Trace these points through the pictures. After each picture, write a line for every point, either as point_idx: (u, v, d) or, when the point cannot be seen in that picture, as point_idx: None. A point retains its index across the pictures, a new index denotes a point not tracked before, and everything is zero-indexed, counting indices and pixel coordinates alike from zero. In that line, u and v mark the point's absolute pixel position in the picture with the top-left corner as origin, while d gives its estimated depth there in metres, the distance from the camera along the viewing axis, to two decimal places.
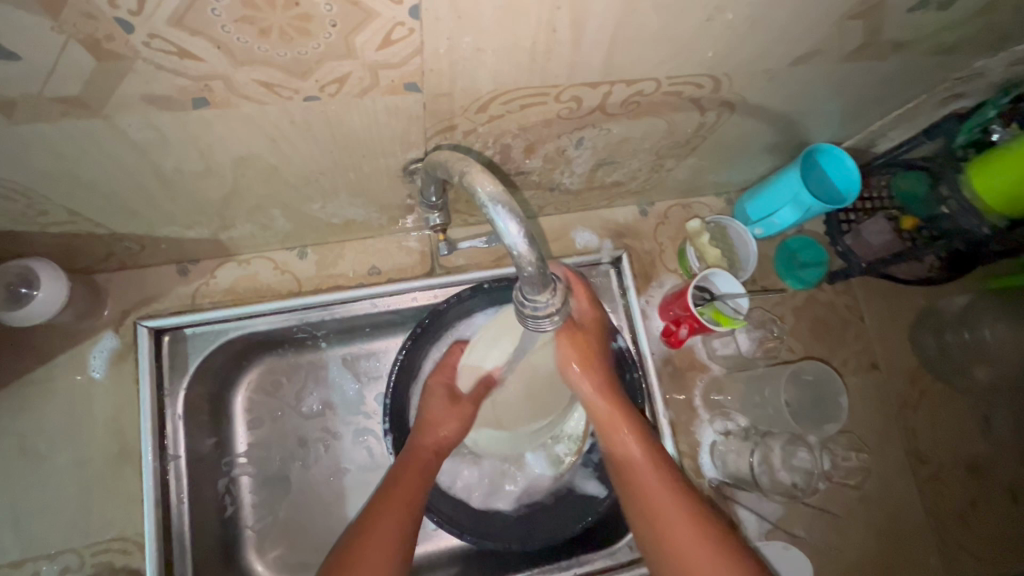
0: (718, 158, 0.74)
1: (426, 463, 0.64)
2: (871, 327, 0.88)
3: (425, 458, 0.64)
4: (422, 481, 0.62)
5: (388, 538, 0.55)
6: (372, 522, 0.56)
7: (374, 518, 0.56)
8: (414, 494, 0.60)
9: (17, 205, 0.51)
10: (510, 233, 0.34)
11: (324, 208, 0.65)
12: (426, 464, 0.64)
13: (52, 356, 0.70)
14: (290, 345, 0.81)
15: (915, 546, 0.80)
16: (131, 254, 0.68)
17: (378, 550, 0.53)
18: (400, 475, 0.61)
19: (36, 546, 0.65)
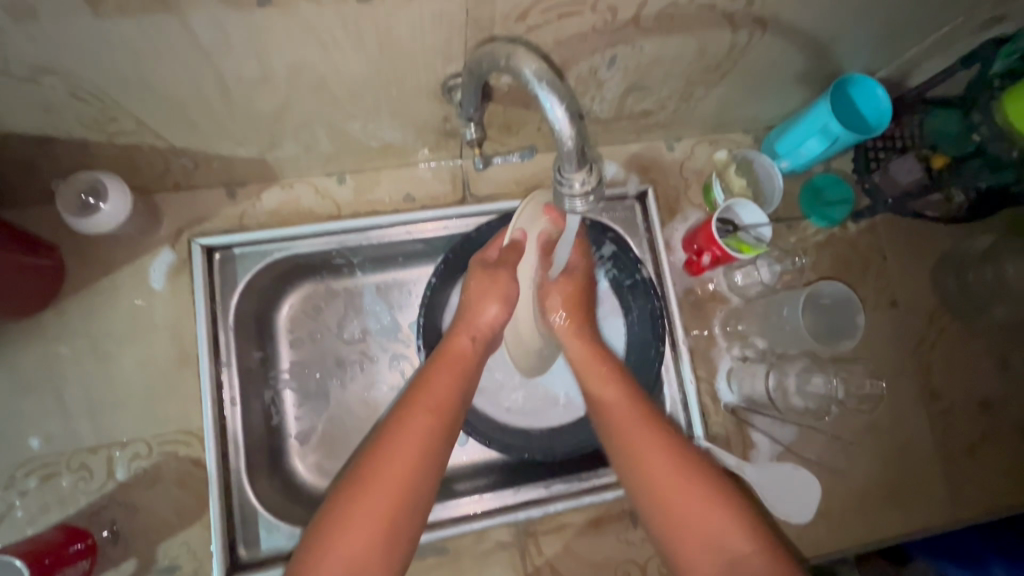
0: (747, 87, 0.75)
1: (462, 355, 0.69)
2: (893, 264, 0.89)
3: (461, 350, 0.69)
4: (455, 378, 0.66)
5: (422, 433, 0.60)
6: (409, 411, 0.62)
7: (408, 412, 0.62)
8: (447, 392, 0.65)
9: (91, 109, 0.55)
10: (553, 111, 0.39)
11: (365, 128, 0.68)
12: (460, 356, 0.68)
13: (117, 268, 0.76)
14: (327, 273, 0.85)
15: (924, 474, 0.83)
16: (186, 172, 0.73)
17: (409, 442, 0.59)
18: (435, 375, 0.66)
19: (107, 436, 0.72)
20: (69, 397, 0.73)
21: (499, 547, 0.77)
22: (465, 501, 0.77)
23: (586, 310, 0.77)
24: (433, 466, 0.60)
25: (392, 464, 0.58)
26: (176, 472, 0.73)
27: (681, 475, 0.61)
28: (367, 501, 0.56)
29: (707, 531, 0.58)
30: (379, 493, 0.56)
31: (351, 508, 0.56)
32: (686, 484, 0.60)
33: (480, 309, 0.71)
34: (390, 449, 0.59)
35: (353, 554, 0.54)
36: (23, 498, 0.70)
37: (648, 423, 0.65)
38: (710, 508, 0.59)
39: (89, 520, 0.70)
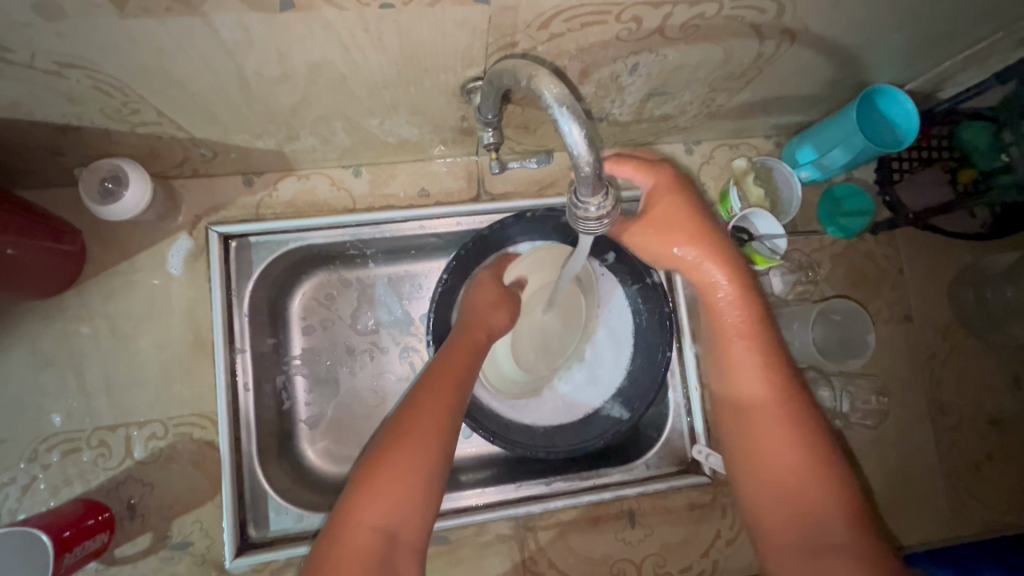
0: (771, 95, 0.73)
1: (474, 342, 0.69)
2: (909, 278, 0.88)
3: (476, 339, 0.69)
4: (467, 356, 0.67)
5: (441, 408, 0.59)
6: (432, 387, 0.62)
7: (430, 389, 0.61)
8: (460, 369, 0.65)
9: (114, 101, 0.56)
10: (571, 134, 0.39)
11: (382, 125, 0.68)
12: (475, 344, 0.69)
13: (136, 252, 0.78)
14: (340, 263, 0.86)
15: (924, 488, 0.84)
16: (204, 161, 0.74)
17: (432, 413, 0.58)
18: (449, 353, 0.67)
19: (125, 416, 0.75)
20: (88, 376, 0.75)
21: (499, 540, 0.79)
22: (468, 494, 0.79)
23: (713, 230, 0.62)
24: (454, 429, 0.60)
25: (423, 420, 0.58)
26: (190, 453, 0.75)
27: (787, 443, 0.54)
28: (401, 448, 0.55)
29: (801, 510, 0.52)
30: (410, 444, 0.55)
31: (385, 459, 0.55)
32: (798, 473, 0.53)
33: (490, 313, 0.73)
34: (415, 420, 0.57)
35: (382, 506, 0.52)
36: (45, 471, 0.72)
37: (777, 407, 0.56)
38: (808, 482, 0.52)
39: (108, 495, 0.73)
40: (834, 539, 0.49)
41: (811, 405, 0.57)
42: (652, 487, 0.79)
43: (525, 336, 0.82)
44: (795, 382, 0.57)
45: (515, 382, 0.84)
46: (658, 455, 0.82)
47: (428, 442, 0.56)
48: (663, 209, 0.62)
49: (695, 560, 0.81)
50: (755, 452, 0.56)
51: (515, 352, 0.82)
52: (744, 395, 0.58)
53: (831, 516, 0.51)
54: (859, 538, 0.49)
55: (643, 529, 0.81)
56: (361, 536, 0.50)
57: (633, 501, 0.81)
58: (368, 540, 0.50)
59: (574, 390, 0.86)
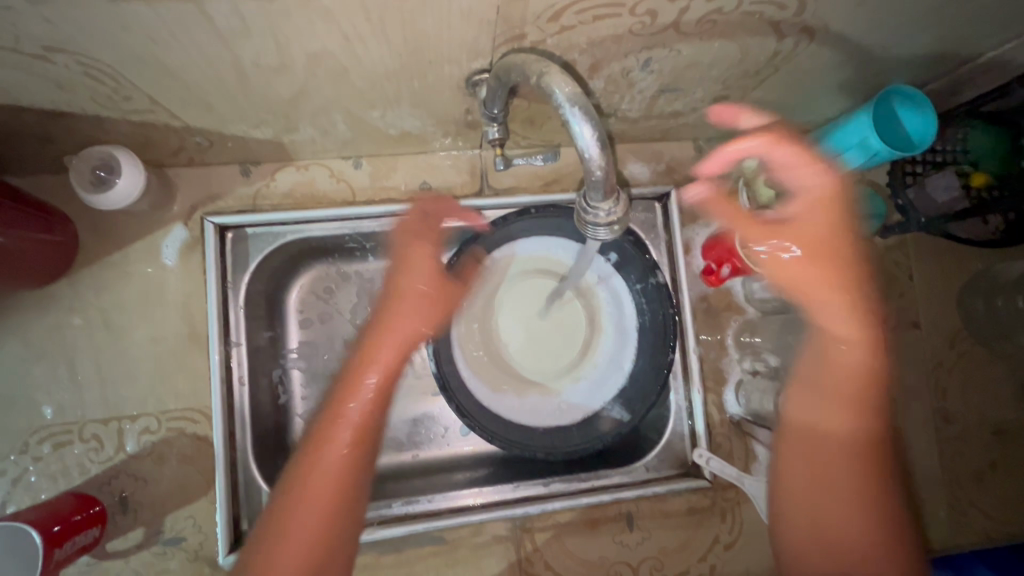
0: (786, 94, 0.71)
1: (381, 367, 0.67)
2: (918, 284, 0.87)
3: (385, 363, 0.67)
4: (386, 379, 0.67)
5: (337, 452, 0.63)
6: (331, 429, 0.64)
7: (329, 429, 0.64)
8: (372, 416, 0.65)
9: (105, 88, 0.54)
10: (583, 136, 0.39)
11: (384, 117, 0.66)
12: (388, 366, 0.67)
13: (130, 242, 0.76)
14: (339, 256, 0.85)
15: (926, 496, 0.83)
16: (200, 150, 0.71)
17: (328, 459, 0.62)
18: (359, 373, 0.66)
19: (118, 409, 0.73)
20: (80, 368, 0.73)
21: (495, 540, 0.78)
22: (467, 492, 0.79)
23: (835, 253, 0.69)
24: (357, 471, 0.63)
25: (321, 473, 0.62)
26: (184, 447, 0.74)
27: (849, 470, 0.67)
28: (303, 513, 0.60)
29: (842, 531, 0.66)
30: (306, 517, 0.59)
31: (289, 511, 0.60)
32: (838, 506, 0.66)
33: (401, 321, 0.69)
34: (313, 467, 0.62)
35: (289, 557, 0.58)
36: (35, 464, 0.71)
37: (848, 460, 0.67)
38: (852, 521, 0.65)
39: (99, 489, 0.72)
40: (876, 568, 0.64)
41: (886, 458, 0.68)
42: (650, 490, 0.78)
43: (525, 342, 0.84)
44: (873, 423, 0.68)
45: (524, 384, 0.83)
46: (658, 458, 0.81)
47: (324, 491, 0.61)
48: (809, 215, 0.69)
49: (692, 564, 0.80)
50: (816, 487, 0.67)
51: (514, 359, 0.84)
52: (820, 426, 0.68)
53: (873, 547, 0.65)
54: (866, 541, 0.65)
55: (641, 532, 0.80)
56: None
57: (632, 504, 0.80)
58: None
59: (575, 393, 0.83)
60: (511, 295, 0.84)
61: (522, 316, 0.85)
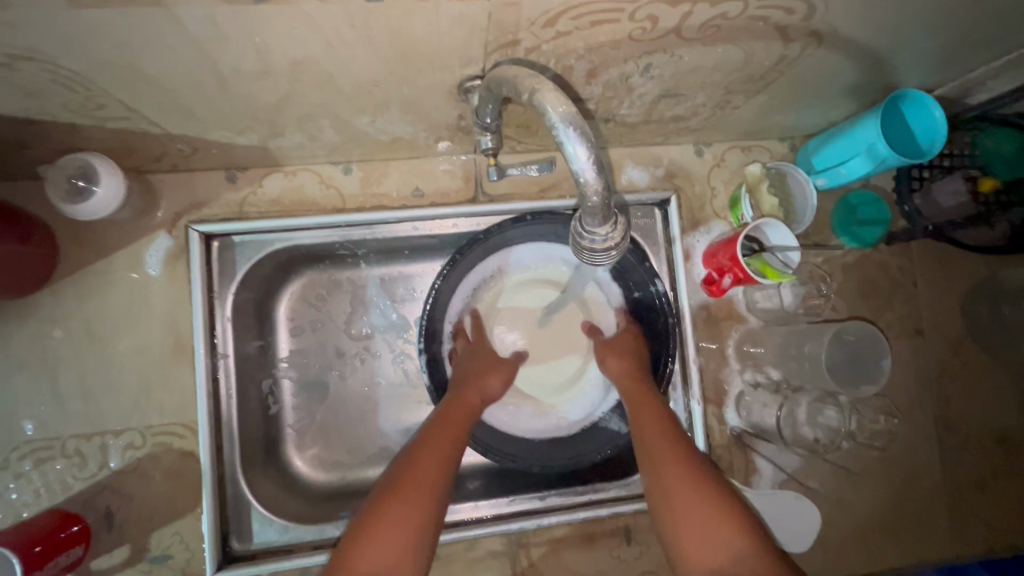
0: (791, 98, 0.69)
1: (467, 408, 0.68)
2: (923, 291, 0.85)
3: (470, 403, 0.68)
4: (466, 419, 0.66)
5: (434, 463, 0.59)
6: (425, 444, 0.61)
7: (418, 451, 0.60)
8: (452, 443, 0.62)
9: (77, 95, 0.51)
10: (578, 158, 0.38)
11: (373, 122, 0.64)
12: (470, 410, 0.68)
13: (111, 251, 0.73)
14: (330, 262, 0.82)
15: (929, 508, 0.81)
16: (183, 156, 0.69)
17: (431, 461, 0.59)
18: (448, 412, 0.66)
19: (100, 423, 0.71)
20: (63, 381, 0.71)
21: (490, 556, 0.77)
22: (464, 506, 0.76)
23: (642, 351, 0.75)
24: (447, 494, 0.58)
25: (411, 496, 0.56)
26: (170, 462, 0.72)
27: (678, 463, 0.59)
28: (387, 530, 0.52)
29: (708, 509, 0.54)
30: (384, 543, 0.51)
31: (384, 512, 0.54)
32: (695, 501, 0.55)
33: (485, 378, 0.72)
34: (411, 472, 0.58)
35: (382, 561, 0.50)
36: (17, 481, 0.69)
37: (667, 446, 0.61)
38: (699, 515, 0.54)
39: (83, 506, 0.70)
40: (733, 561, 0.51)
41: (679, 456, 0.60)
42: (648, 503, 0.77)
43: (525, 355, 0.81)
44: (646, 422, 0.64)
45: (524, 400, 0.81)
46: None
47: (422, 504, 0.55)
48: (624, 338, 0.77)
49: None
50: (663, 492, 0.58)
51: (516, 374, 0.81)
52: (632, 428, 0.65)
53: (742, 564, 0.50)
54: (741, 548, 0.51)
55: (639, 546, 0.78)
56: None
57: (629, 518, 0.79)
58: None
59: (572, 406, 0.82)
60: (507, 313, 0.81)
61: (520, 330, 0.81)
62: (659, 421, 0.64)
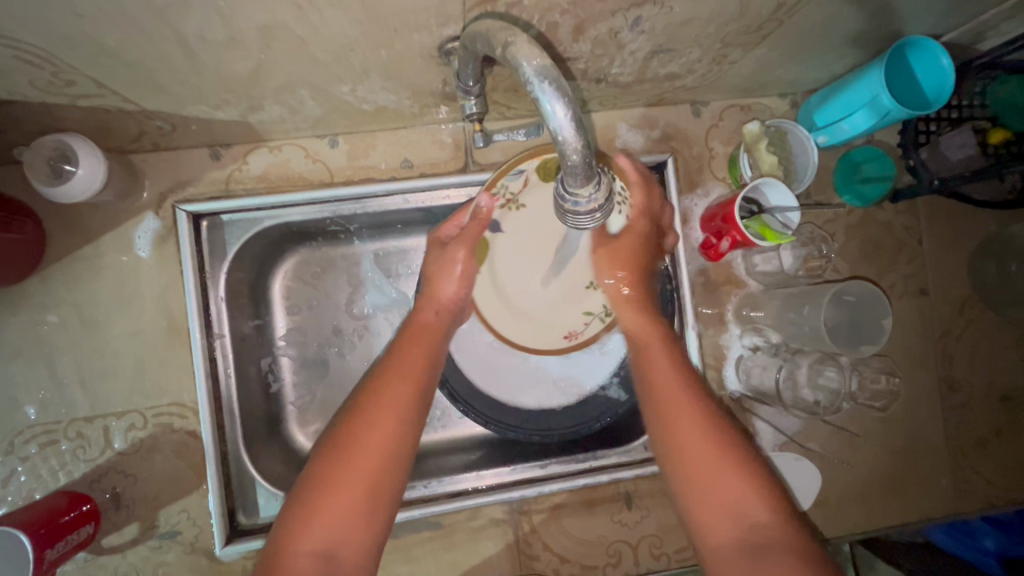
0: (791, 50, 0.65)
1: (427, 327, 0.68)
2: (928, 249, 0.83)
3: (426, 321, 0.68)
4: (429, 350, 0.66)
5: (395, 402, 0.59)
6: (386, 382, 0.61)
7: (383, 384, 0.60)
8: (406, 398, 0.60)
9: (44, 72, 0.50)
10: (556, 115, 0.36)
11: (355, 91, 0.61)
12: (427, 329, 0.68)
13: (99, 234, 0.73)
14: (323, 239, 0.81)
15: (931, 467, 0.81)
16: (163, 133, 0.67)
17: (386, 408, 0.58)
18: (411, 342, 0.65)
19: (101, 407, 0.72)
20: (61, 367, 0.72)
21: (492, 524, 0.78)
22: (466, 477, 0.77)
23: (646, 269, 0.70)
24: (404, 441, 0.58)
25: (364, 441, 0.56)
26: (172, 443, 0.73)
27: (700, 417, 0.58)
28: (332, 502, 0.53)
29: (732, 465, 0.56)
30: (335, 497, 0.54)
31: (325, 484, 0.54)
32: (713, 459, 0.56)
33: (438, 286, 0.71)
34: (368, 417, 0.58)
35: (331, 523, 0.53)
36: (24, 464, 0.70)
37: (688, 397, 0.60)
38: (733, 477, 0.55)
39: (91, 487, 0.71)
40: (761, 524, 0.53)
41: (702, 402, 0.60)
42: (648, 469, 0.76)
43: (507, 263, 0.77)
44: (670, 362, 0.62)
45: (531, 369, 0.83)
46: None
47: (374, 455, 0.56)
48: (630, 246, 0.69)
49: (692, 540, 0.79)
50: (682, 449, 0.57)
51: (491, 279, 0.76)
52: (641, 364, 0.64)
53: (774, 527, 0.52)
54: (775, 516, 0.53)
55: (641, 511, 0.79)
56: (301, 563, 0.51)
57: (630, 483, 0.79)
58: (305, 565, 0.51)
59: (573, 375, 0.83)
60: (521, 221, 0.76)
61: (521, 246, 0.78)
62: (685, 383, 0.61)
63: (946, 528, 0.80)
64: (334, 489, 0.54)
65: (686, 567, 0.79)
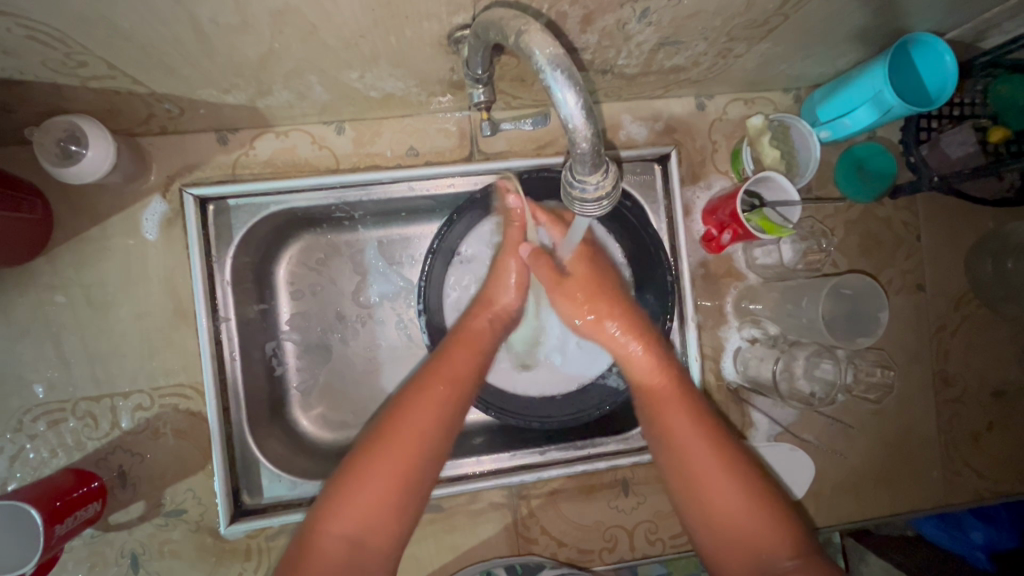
0: (796, 44, 0.66)
1: (479, 333, 0.72)
2: (925, 246, 0.84)
3: (478, 330, 0.72)
4: (471, 358, 0.69)
5: (435, 401, 0.64)
6: (428, 382, 0.65)
7: (427, 382, 0.65)
8: (442, 400, 0.64)
9: (56, 53, 0.50)
10: (567, 104, 0.37)
11: (363, 78, 0.62)
12: (476, 335, 0.72)
13: (108, 216, 0.73)
14: (328, 226, 0.82)
15: (922, 460, 0.83)
16: (171, 117, 0.68)
17: (423, 406, 0.63)
18: (453, 352, 0.69)
19: (108, 386, 0.73)
20: (68, 346, 0.73)
21: (491, 507, 0.79)
22: (466, 461, 0.78)
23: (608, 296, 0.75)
24: (440, 438, 0.63)
25: (401, 433, 0.61)
26: (177, 423, 0.74)
27: (721, 452, 0.63)
28: (365, 492, 0.58)
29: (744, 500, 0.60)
30: (370, 485, 0.58)
31: (362, 470, 0.59)
32: (735, 491, 0.61)
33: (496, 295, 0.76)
34: (408, 411, 0.63)
35: (360, 509, 0.57)
36: (32, 441, 0.71)
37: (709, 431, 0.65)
38: (747, 507, 0.60)
39: (97, 465, 0.72)
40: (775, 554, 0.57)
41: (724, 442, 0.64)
42: (646, 456, 0.78)
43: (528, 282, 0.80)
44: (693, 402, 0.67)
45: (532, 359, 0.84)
46: None
47: (410, 445, 0.60)
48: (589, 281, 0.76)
49: None
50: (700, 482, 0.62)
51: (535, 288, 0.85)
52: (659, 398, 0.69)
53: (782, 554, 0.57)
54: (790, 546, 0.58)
55: (636, 497, 0.81)
56: (333, 542, 0.56)
57: (627, 470, 0.81)
58: (337, 544, 0.56)
59: (572, 364, 0.84)
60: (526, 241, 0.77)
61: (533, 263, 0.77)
62: (689, 416, 0.65)
63: (937, 521, 0.83)
64: (364, 492, 0.58)
65: (680, 552, 0.80)
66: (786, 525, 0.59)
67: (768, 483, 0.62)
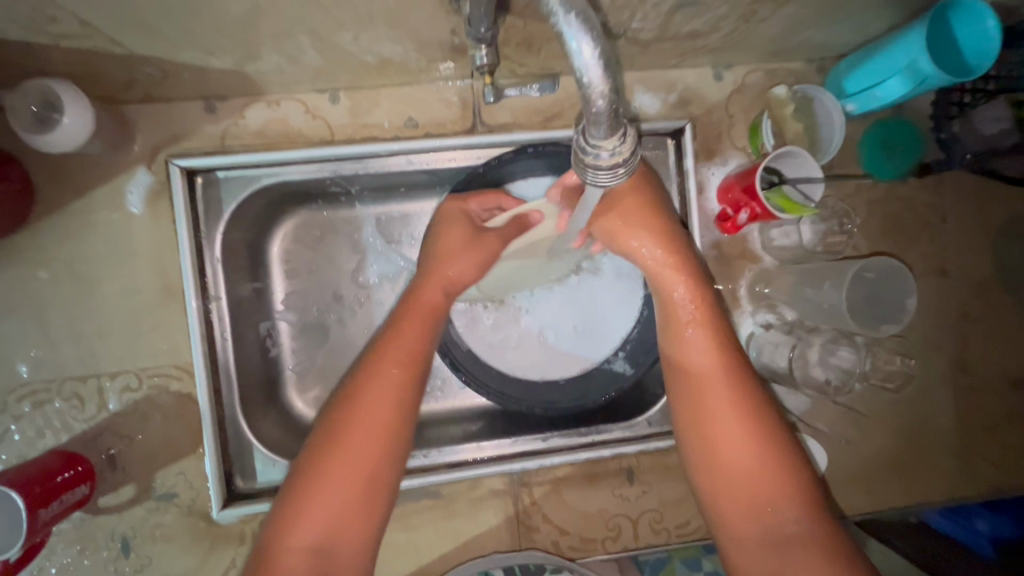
0: (824, 8, 0.61)
1: (431, 307, 0.64)
2: (952, 228, 0.80)
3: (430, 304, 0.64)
4: (426, 334, 0.62)
5: (391, 388, 0.57)
6: (378, 368, 0.58)
7: (378, 366, 0.58)
8: (399, 387, 0.57)
9: (23, 6, 0.46)
10: (582, 55, 0.33)
11: (357, 40, 0.57)
12: (430, 309, 0.64)
13: (92, 188, 0.70)
14: (324, 201, 0.78)
15: (939, 451, 0.80)
16: (154, 82, 0.64)
17: (378, 396, 0.56)
18: (405, 324, 0.62)
19: (95, 366, 0.70)
20: (53, 324, 0.70)
21: (492, 494, 0.77)
22: (466, 448, 0.75)
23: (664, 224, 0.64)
24: (402, 427, 0.57)
25: (357, 430, 0.55)
26: (168, 405, 0.72)
27: (735, 419, 0.57)
28: (323, 493, 0.52)
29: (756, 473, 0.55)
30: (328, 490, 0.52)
31: (319, 476, 0.53)
32: (749, 466, 0.55)
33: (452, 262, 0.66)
34: (359, 406, 0.56)
35: (325, 513, 0.52)
36: (17, 422, 0.69)
37: (724, 396, 0.58)
38: (762, 478, 0.55)
39: (86, 447, 0.70)
40: (788, 527, 0.53)
41: (739, 408, 0.57)
42: (651, 444, 0.75)
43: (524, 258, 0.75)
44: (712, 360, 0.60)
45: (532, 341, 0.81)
46: (661, 412, 0.76)
47: (368, 444, 0.54)
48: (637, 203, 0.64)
49: (693, 516, 0.78)
50: (712, 454, 0.57)
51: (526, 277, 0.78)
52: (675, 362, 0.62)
53: (797, 529, 0.53)
54: (806, 519, 0.53)
55: (642, 486, 0.78)
56: (296, 556, 0.50)
57: (632, 458, 0.78)
58: (300, 558, 0.50)
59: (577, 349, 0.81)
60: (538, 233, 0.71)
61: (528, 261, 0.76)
62: (707, 380, 0.59)
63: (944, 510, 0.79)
64: (322, 496, 0.52)
65: (686, 542, 0.78)
66: (803, 494, 0.54)
67: (788, 448, 0.56)
